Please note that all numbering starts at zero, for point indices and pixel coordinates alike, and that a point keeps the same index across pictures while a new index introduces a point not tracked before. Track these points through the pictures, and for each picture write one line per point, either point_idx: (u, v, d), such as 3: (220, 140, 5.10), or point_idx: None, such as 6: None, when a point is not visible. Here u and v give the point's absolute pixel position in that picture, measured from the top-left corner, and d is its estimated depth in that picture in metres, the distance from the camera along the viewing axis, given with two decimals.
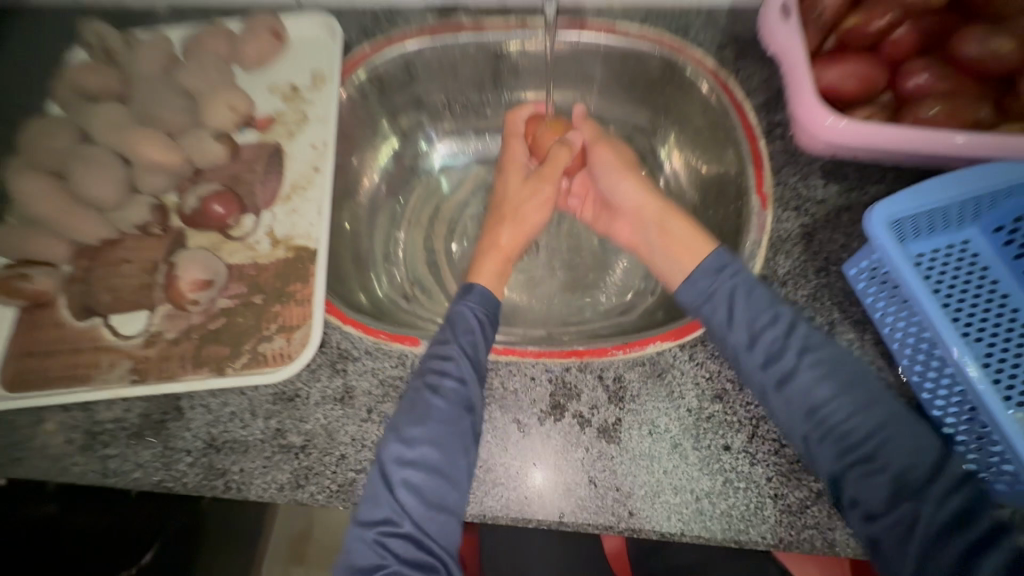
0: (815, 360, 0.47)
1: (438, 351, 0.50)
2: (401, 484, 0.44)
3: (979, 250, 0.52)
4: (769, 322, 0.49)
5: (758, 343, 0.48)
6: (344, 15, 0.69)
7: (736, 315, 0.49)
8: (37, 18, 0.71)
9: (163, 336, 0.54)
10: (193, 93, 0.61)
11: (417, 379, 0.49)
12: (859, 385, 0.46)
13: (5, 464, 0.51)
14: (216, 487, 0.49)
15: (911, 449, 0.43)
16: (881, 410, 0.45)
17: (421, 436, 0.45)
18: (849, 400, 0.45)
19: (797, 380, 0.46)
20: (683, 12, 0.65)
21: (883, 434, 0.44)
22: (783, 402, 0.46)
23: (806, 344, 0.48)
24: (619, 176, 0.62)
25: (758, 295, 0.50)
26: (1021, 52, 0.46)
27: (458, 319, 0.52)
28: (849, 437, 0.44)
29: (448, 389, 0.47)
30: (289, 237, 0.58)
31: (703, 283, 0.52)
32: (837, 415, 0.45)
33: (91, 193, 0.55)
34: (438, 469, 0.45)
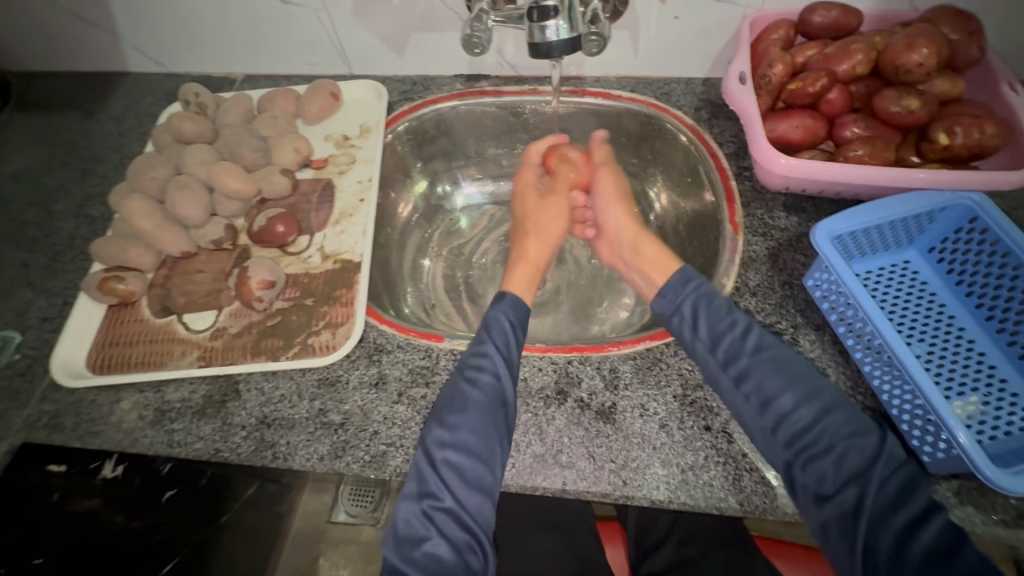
0: (766, 359, 0.53)
1: (476, 350, 0.57)
2: (443, 464, 0.51)
3: (918, 268, 0.62)
4: (727, 327, 0.55)
5: (718, 345, 0.54)
6: (388, 83, 0.85)
7: (698, 324, 0.56)
8: (149, 87, 0.90)
9: (228, 330, 0.64)
10: (267, 139, 0.76)
11: (457, 375, 0.56)
12: (805, 378, 0.51)
13: (86, 435, 0.59)
14: (266, 456, 0.57)
15: (853, 434, 0.48)
16: (822, 401, 0.50)
17: (461, 423, 0.53)
18: (796, 393, 0.51)
19: (752, 377, 0.52)
20: (664, 81, 0.79)
21: (825, 420, 0.49)
22: (742, 397, 0.52)
23: (761, 344, 0.54)
24: (612, 205, 0.72)
25: (718, 302, 0.57)
26: (926, 109, 0.60)
27: (494, 322, 0.59)
28: (796, 427, 0.49)
29: (484, 383, 0.54)
30: (337, 252, 0.69)
31: (671, 296, 0.60)
32: (785, 408, 0.50)
33: (181, 213, 0.67)
34: (474, 452, 0.51)
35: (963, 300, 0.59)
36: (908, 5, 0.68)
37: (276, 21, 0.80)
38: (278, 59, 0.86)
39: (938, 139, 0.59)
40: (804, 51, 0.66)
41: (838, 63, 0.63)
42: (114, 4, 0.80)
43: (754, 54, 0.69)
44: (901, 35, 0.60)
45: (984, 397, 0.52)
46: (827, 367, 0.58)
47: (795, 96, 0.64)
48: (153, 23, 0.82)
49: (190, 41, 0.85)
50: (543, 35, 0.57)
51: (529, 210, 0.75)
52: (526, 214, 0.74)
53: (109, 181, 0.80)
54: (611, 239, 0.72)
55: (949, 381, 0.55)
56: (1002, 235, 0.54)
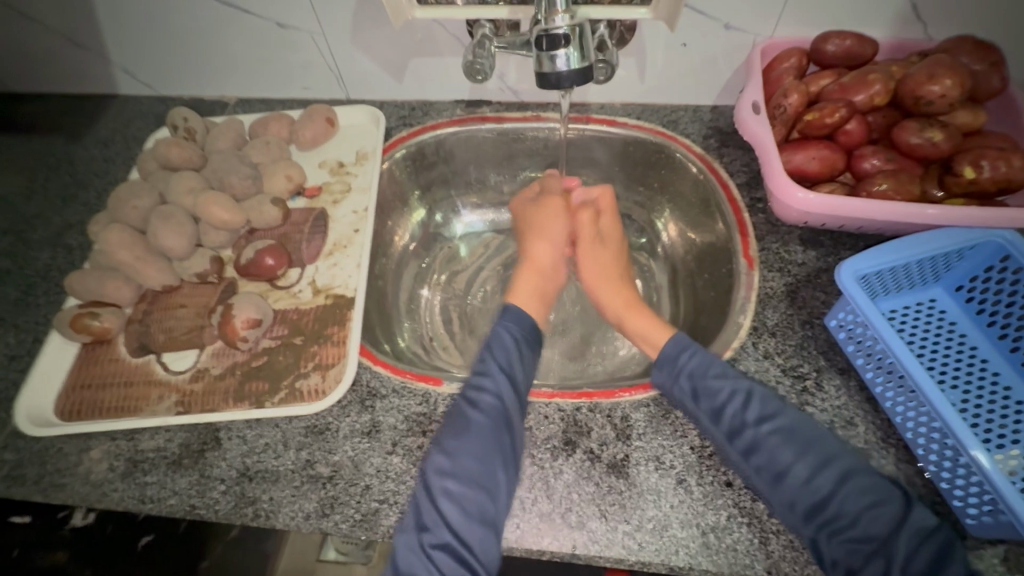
0: (772, 430, 0.49)
1: (477, 371, 0.55)
2: (441, 493, 0.48)
3: (945, 308, 0.58)
4: (727, 396, 0.51)
5: (721, 416, 0.51)
6: (386, 108, 0.83)
7: (697, 394, 0.52)
8: (138, 111, 0.87)
9: (210, 372, 0.60)
10: (258, 166, 0.72)
11: (459, 398, 0.54)
12: (815, 447, 0.48)
13: (50, 488, 0.54)
14: (247, 514, 0.52)
15: (872, 502, 0.45)
16: (837, 470, 0.47)
17: (461, 448, 0.50)
18: (808, 464, 0.47)
19: (760, 449, 0.49)
20: (672, 109, 0.77)
21: (843, 492, 0.46)
22: (753, 470, 0.49)
23: (764, 413, 0.50)
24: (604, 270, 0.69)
25: (714, 372, 0.53)
26: (948, 141, 0.58)
27: (496, 340, 0.58)
28: (813, 499, 0.46)
29: (485, 404, 0.52)
30: (329, 286, 0.65)
31: (669, 366, 0.55)
32: (799, 480, 0.47)
33: (163, 245, 0.63)
34: (474, 479, 0.48)
35: (996, 342, 0.56)
36: (923, 35, 0.66)
37: (270, 45, 0.77)
38: (273, 82, 0.83)
39: (964, 173, 0.56)
40: (818, 80, 0.64)
41: (856, 93, 0.61)
42: (103, 27, 0.77)
43: (767, 82, 0.66)
44: (920, 65, 0.58)
45: None
46: (854, 416, 0.54)
47: (812, 127, 0.61)
48: (143, 46, 0.80)
49: (181, 63, 0.82)
50: (552, 65, 0.54)
51: (530, 220, 0.72)
52: (525, 220, 0.73)
53: (90, 208, 0.76)
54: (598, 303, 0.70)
55: (987, 432, 0.50)
56: None
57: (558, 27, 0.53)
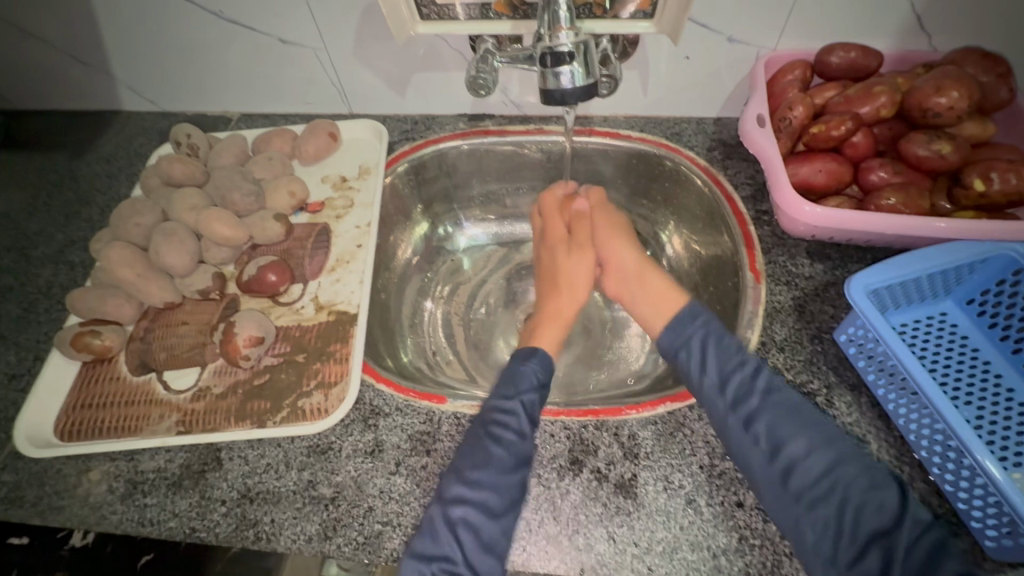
0: (778, 402, 0.49)
1: (502, 404, 0.53)
2: (459, 523, 0.46)
3: (956, 321, 0.57)
4: (736, 366, 0.51)
5: (728, 384, 0.50)
6: (389, 122, 0.83)
7: (706, 362, 0.52)
8: (141, 127, 0.87)
9: (211, 391, 0.59)
10: (261, 181, 0.72)
11: (480, 427, 0.51)
12: (817, 424, 0.48)
13: (47, 511, 0.54)
14: (247, 537, 0.51)
15: (870, 486, 0.44)
16: (834, 450, 0.46)
17: (483, 481, 0.48)
18: (809, 441, 0.46)
19: (762, 421, 0.48)
20: (675, 121, 0.77)
21: (840, 471, 0.45)
22: (750, 441, 0.48)
23: (770, 386, 0.50)
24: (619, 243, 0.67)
25: (728, 341, 0.53)
26: (957, 154, 0.57)
27: (522, 378, 0.55)
28: (809, 476, 0.45)
29: (510, 440, 0.50)
30: (332, 302, 0.65)
31: (679, 330, 0.56)
32: (797, 456, 0.46)
33: (166, 262, 0.63)
34: (492, 513, 0.47)
35: (1010, 357, 0.55)
36: (927, 46, 0.66)
37: (274, 61, 0.78)
38: (276, 98, 0.84)
39: (973, 185, 0.56)
40: (823, 92, 0.64)
41: (861, 105, 0.60)
42: (109, 45, 0.78)
43: (771, 94, 0.66)
44: (927, 77, 0.58)
45: None
46: (867, 433, 0.53)
47: (817, 139, 0.61)
48: (147, 63, 0.80)
49: (185, 80, 0.82)
50: (557, 83, 0.54)
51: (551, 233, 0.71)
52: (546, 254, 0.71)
53: (93, 225, 0.76)
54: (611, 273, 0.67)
55: (1003, 450, 0.49)
56: None
57: (563, 45, 0.52)
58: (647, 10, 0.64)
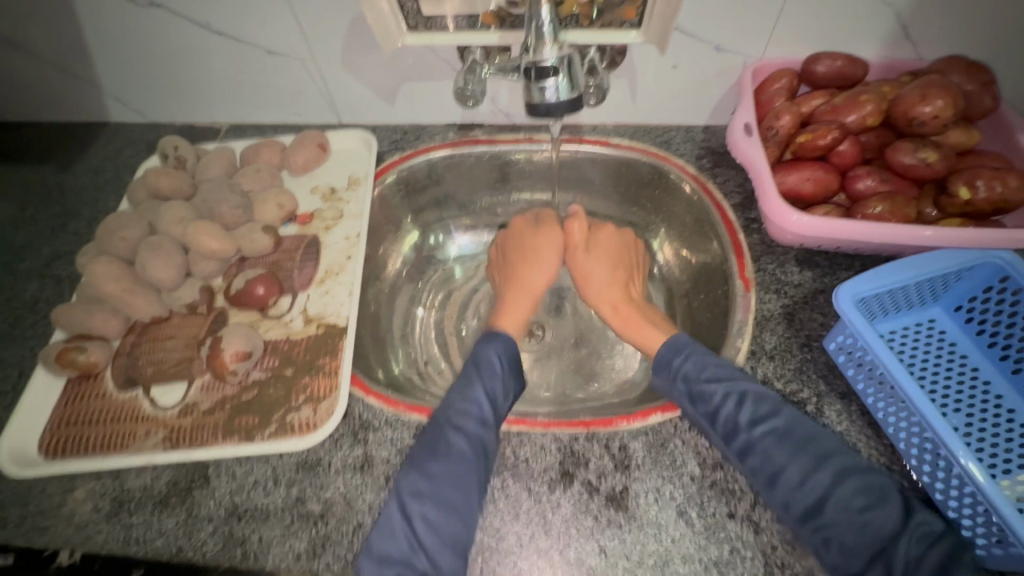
0: (766, 430, 0.48)
1: (464, 393, 0.54)
2: (418, 517, 0.46)
3: (945, 328, 0.58)
4: (720, 399, 0.51)
5: (718, 416, 0.50)
6: (379, 132, 0.83)
7: (694, 398, 0.53)
8: (129, 139, 0.86)
9: (198, 406, 0.58)
10: (249, 193, 0.72)
11: (440, 421, 0.52)
12: (811, 444, 0.47)
13: (33, 531, 0.53)
14: (234, 556, 0.50)
15: (866, 505, 0.43)
16: (830, 471, 0.45)
17: (440, 473, 0.48)
18: (802, 465, 0.46)
19: (755, 450, 0.48)
20: (664, 129, 0.77)
21: (836, 495, 0.44)
22: (750, 471, 0.48)
23: (756, 415, 0.49)
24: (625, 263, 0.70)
25: (711, 372, 0.53)
26: (943, 162, 0.57)
27: (484, 366, 0.56)
28: (808, 502, 0.45)
29: (469, 430, 0.51)
30: (321, 315, 0.64)
31: (666, 371, 0.56)
32: (793, 482, 0.46)
33: (153, 276, 0.62)
34: (454, 507, 0.47)
35: (998, 364, 0.55)
36: (913, 54, 0.66)
37: (262, 72, 0.77)
38: (264, 108, 0.83)
39: (959, 193, 0.56)
40: (809, 101, 0.64)
41: (847, 114, 0.61)
42: (96, 57, 0.78)
43: (758, 103, 0.66)
44: (913, 86, 0.58)
45: None
46: (857, 442, 0.53)
47: (804, 148, 0.61)
48: (135, 75, 0.80)
49: (174, 91, 0.82)
50: (541, 97, 0.54)
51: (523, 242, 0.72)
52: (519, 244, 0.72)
53: (80, 238, 0.76)
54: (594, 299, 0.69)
55: (992, 458, 0.49)
56: None
57: (546, 60, 0.52)
58: (633, 19, 0.65)
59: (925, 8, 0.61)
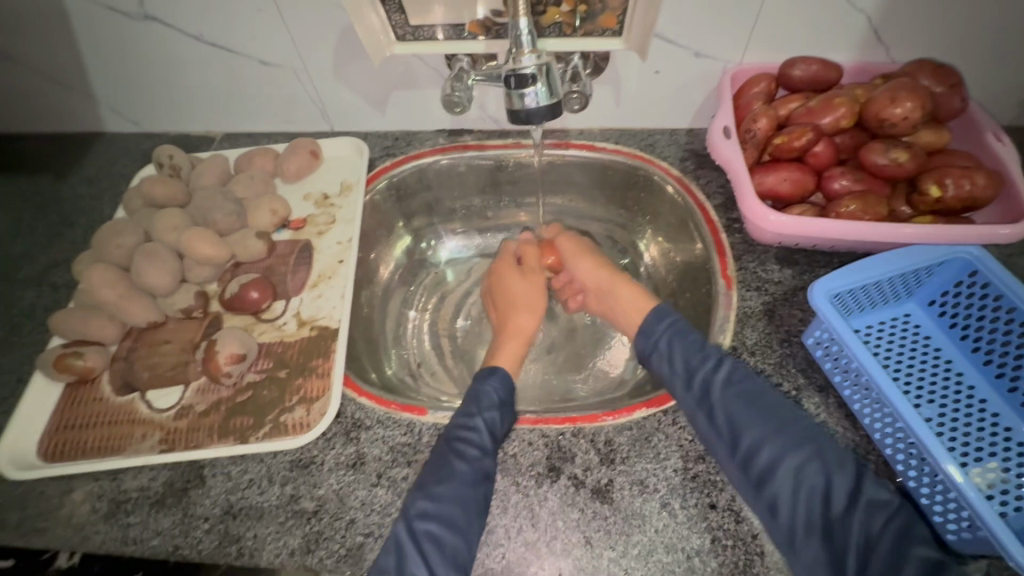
0: (737, 391, 0.52)
1: (464, 421, 0.54)
2: (424, 536, 0.47)
3: (920, 322, 0.59)
4: (699, 362, 0.54)
5: (694, 378, 0.54)
6: (370, 139, 0.84)
7: (674, 358, 0.56)
8: (125, 148, 0.88)
9: (194, 409, 0.60)
10: (242, 200, 0.73)
11: (442, 443, 0.53)
12: (770, 407, 0.51)
13: (31, 533, 0.54)
14: (230, 553, 0.51)
15: (810, 463, 0.47)
16: (789, 437, 0.49)
17: (446, 494, 0.49)
18: (763, 427, 0.49)
19: (721, 414, 0.51)
20: (649, 133, 0.79)
21: (788, 452, 0.48)
22: (712, 433, 0.51)
23: (731, 377, 0.53)
24: (578, 258, 0.74)
25: (692, 340, 0.57)
26: (914, 162, 0.59)
27: (482, 397, 0.57)
28: (759, 462, 0.48)
29: (472, 455, 0.52)
30: (314, 318, 0.66)
31: (648, 337, 0.60)
32: (751, 445, 0.49)
33: (148, 282, 0.64)
34: (455, 525, 0.48)
35: (970, 356, 0.57)
36: (886, 58, 0.68)
37: (255, 82, 0.79)
38: (258, 116, 0.85)
39: (929, 191, 0.58)
40: (787, 104, 0.66)
41: (822, 117, 0.63)
42: (91, 69, 0.79)
43: (737, 107, 0.68)
44: (884, 89, 0.60)
45: (1004, 463, 0.49)
46: (835, 433, 0.54)
47: (781, 150, 0.63)
48: (130, 86, 0.81)
49: (168, 101, 0.84)
50: (522, 103, 0.56)
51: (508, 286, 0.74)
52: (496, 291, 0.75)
53: (76, 246, 0.77)
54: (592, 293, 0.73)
55: (963, 446, 0.51)
56: (1005, 290, 0.53)
57: (525, 67, 0.55)
58: (615, 28, 0.66)
59: (894, 14, 0.64)
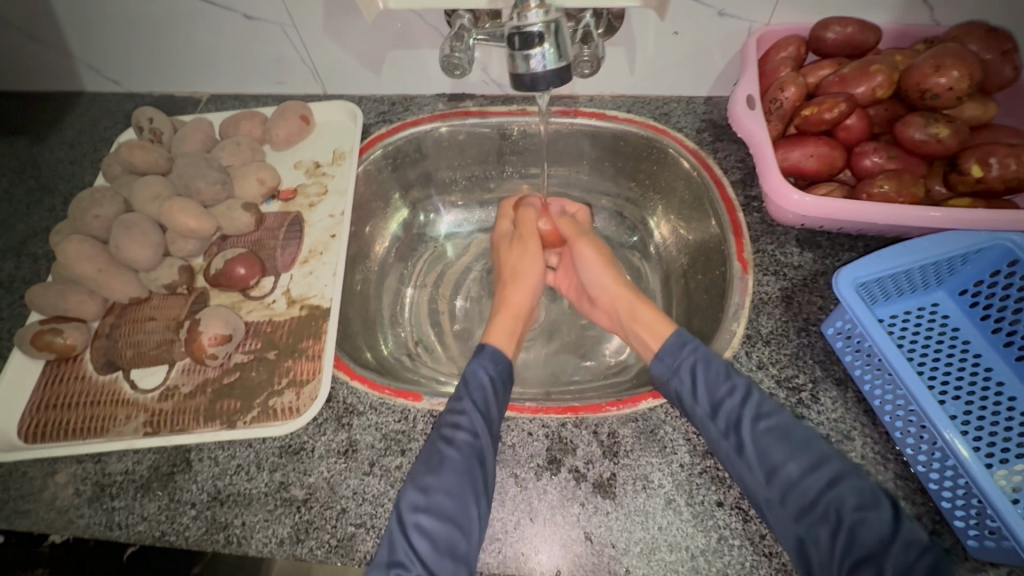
0: (769, 428, 0.47)
1: (452, 406, 0.52)
2: (413, 530, 0.45)
3: (947, 312, 0.56)
4: (726, 392, 0.50)
5: (719, 411, 0.49)
6: (365, 103, 0.79)
7: (696, 389, 0.51)
8: (104, 109, 0.83)
9: (179, 390, 0.57)
10: (228, 169, 0.69)
11: (433, 433, 0.51)
12: (817, 452, 0.46)
13: (14, 515, 0.52)
14: (217, 541, 0.50)
15: (861, 505, 0.43)
16: (830, 472, 0.45)
17: (436, 485, 0.47)
18: (802, 462, 0.46)
19: (752, 446, 0.47)
20: (664, 101, 0.74)
21: (835, 493, 0.44)
22: (746, 467, 0.47)
23: (760, 410, 0.48)
24: (599, 273, 0.65)
25: (717, 366, 0.51)
26: (956, 138, 0.54)
27: (471, 376, 0.55)
28: (804, 498, 0.44)
29: (461, 441, 0.49)
30: (304, 296, 0.63)
31: (669, 358, 0.54)
32: (791, 478, 0.45)
33: (128, 256, 0.60)
34: (449, 516, 0.46)
35: (1001, 350, 0.53)
36: (928, 20, 0.62)
37: (239, 38, 0.73)
38: (244, 77, 0.79)
39: (971, 171, 0.53)
40: (817, 70, 0.61)
41: (857, 86, 0.57)
42: (62, 22, 0.73)
43: (762, 73, 0.63)
44: (928, 55, 0.55)
45: None
46: (852, 429, 0.51)
47: (809, 122, 0.58)
48: (107, 41, 0.76)
49: (149, 60, 0.78)
50: (527, 66, 0.50)
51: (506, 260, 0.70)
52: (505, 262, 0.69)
53: (56, 215, 0.73)
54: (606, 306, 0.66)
55: (989, 446, 0.48)
56: None
57: (531, 25, 0.49)
58: None
59: None
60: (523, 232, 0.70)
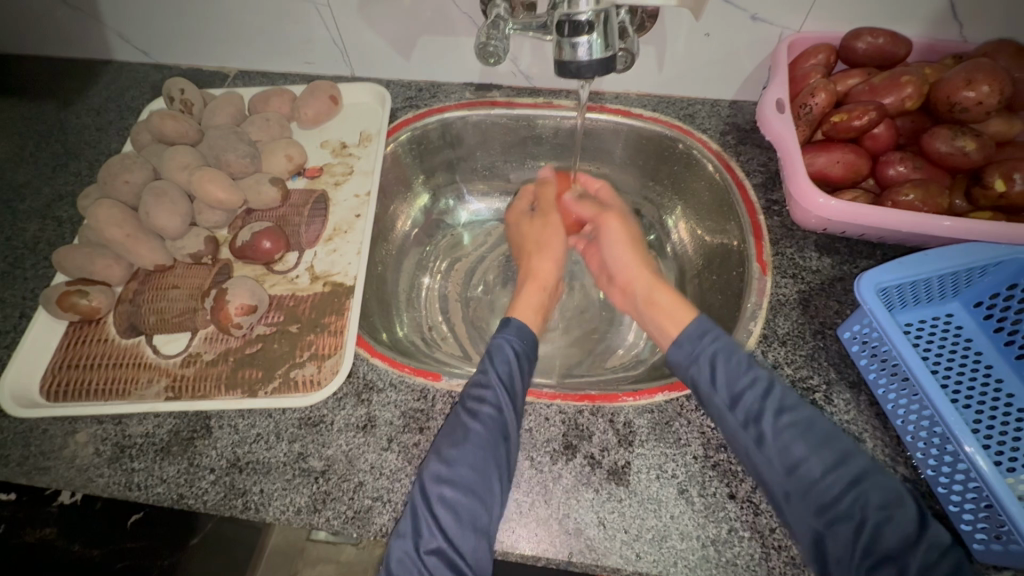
0: (790, 422, 0.48)
1: (477, 381, 0.53)
2: (437, 502, 0.46)
3: (961, 323, 0.57)
4: (747, 384, 0.50)
5: (738, 403, 0.50)
6: (393, 87, 0.79)
7: (716, 378, 0.51)
8: (132, 79, 0.83)
9: (201, 357, 0.58)
10: (257, 143, 0.70)
11: (458, 407, 0.52)
12: (842, 450, 0.46)
13: (33, 471, 0.53)
14: (235, 506, 0.50)
15: (886, 504, 0.44)
16: (856, 469, 0.45)
17: (460, 457, 0.48)
18: (825, 460, 0.46)
19: (773, 440, 0.47)
20: (690, 102, 0.74)
21: (859, 491, 0.44)
22: (764, 460, 0.47)
23: (783, 404, 0.49)
24: (622, 251, 0.66)
25: (738, 358, 0.52)
26: (981, 152, 0.55)
27: (498, 350, 0.56)
28: (825, 496, 0.45)
29: (485, 415, 0.50)
30: (328, 273, 0.63)
31: (688, 346, 0.54)
32: (807, 471, 0.46)
33: (156, 222, 0.61)
34: (473, 490, 0.47)
35: (1013, 362, 0.54)
36: (958, 37, 0.63)
37: (273, 15, 0.74)
38: (274, 54, 0.80)
39: (994, 185, 0.54)
40: (846, 79, 0.62)
41: (886, 95, 0.58)
42: None
43: (792, 79, 0.64)
44: (959, 69, 0.56)
45: None
46: (863, 431, 0.52)
47: (838, 129, 0.59)
48: (141, 11, 0.76)
49: (181, 33, 0.79)
50: (573, 54, 0.51)
51: (528, 235, 0.71)
52: (524, 237, 0.72)
53: (81, 179, 0.74)
54: (621, 285, 0.67)
55: (999, 455, 0.49)
56: None
57: (582, 12, 0.49)
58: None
59: None
60: (545, 206, 0.72)
